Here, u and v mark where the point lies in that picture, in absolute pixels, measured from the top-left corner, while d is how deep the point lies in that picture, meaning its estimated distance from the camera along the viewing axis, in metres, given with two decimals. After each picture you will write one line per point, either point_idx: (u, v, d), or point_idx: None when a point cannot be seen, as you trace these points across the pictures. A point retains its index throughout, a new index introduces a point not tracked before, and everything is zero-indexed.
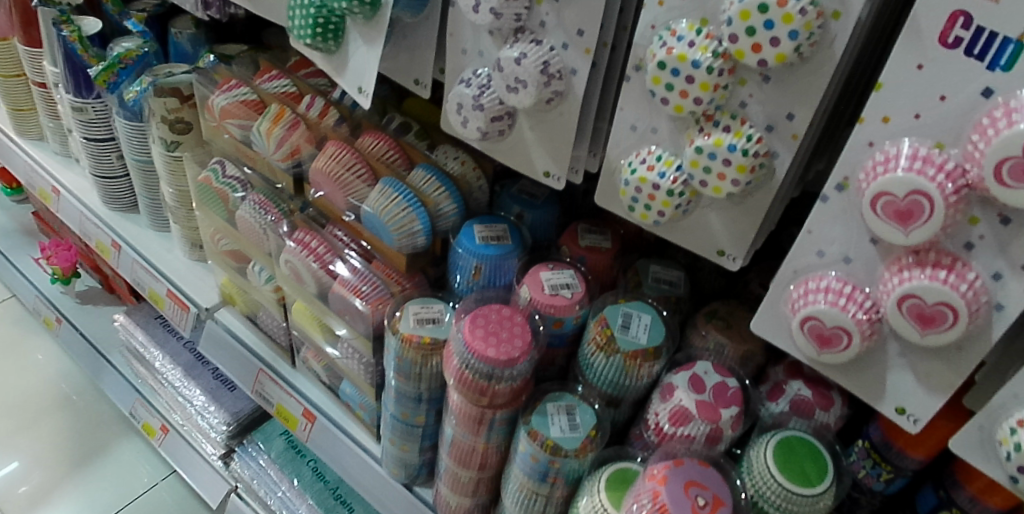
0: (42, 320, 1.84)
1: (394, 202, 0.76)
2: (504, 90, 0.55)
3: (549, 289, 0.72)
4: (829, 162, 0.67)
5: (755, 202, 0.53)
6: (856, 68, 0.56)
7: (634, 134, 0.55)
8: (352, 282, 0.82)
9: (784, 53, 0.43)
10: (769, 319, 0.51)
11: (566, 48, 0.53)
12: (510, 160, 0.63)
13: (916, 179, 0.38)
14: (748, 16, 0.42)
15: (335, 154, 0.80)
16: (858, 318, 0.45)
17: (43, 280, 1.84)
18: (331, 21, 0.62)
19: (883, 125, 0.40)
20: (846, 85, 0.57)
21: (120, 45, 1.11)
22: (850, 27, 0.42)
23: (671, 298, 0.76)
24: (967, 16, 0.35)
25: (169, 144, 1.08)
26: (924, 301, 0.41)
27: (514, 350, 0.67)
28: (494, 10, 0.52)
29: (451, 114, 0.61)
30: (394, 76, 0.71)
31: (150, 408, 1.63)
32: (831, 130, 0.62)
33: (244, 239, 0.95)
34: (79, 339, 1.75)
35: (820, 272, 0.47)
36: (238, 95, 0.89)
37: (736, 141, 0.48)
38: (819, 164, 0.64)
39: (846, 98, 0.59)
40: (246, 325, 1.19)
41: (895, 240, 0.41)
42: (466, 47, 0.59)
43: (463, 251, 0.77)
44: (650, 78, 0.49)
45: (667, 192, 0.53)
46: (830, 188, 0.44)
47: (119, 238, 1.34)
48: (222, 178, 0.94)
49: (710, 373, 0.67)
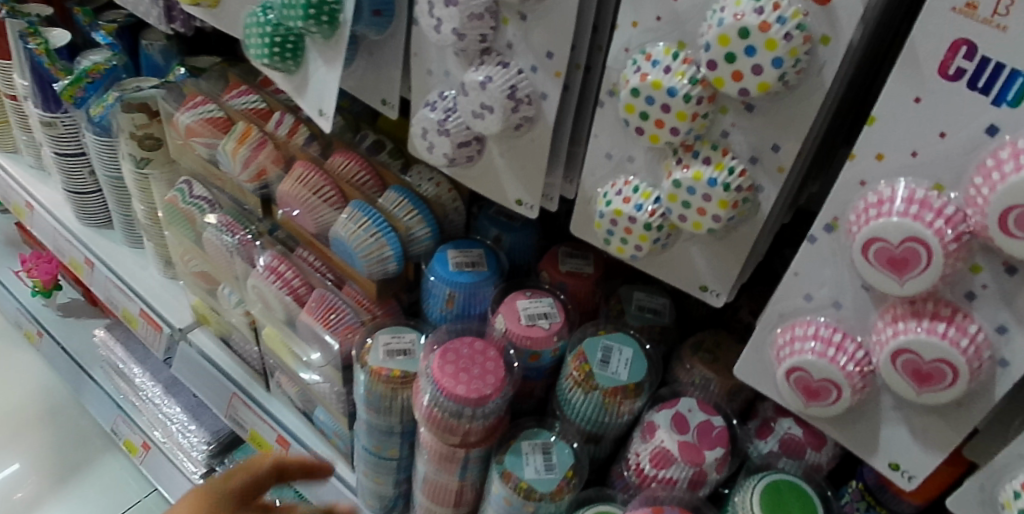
0: (25, 332, 1.78)
1: (363, 226, 0.72)
2: (470, 115, 0.51)
3: (526, 319, 0.68)
4: (823, 186, 0.63)
5: (740, 236, 0.49)
6: (853, 89, 0.52)
7: (610, 162, 0.51)
8: (321, 309, 0.78)
9: (767, 82, 0.39)
10: (753, 364, 0.48)
11: (535, 71, 0.49)
12: (481, 187, 0.59)
13: (912, 225, 0.34)
14: (727, 42, 0.39)
15: (303, 176, 0.76)
16: (849, 370, 0.41)
17: (25, 292, 1.76)
18: (289, 38, 0.59)
19: (877, 162, 0.36)
20: (842, 107, 0.53)
21: (88, 59, 1.07)
22: (840, 53, 0.38)
23: (655, 328, 0.72)
24: (970, 46, 0.32)
25: (138, 161, 1.03)
26: (921, 356, 0.38)
27: (486, 387, 0.63)
28: (457, 31, 0.48)
29: (417, 139, 0.57)
30: (361, 95, 0.67)
31: (133, 424, 1.56)
32: (828, 153, 0.57)
33: (213, 261, 0.91)
34: (59, 353, 1.69)
35: (808, 317, 0.43)
36: (203, 112, 0.85)
37: (716, 174, 0.44)
38: (812, 188, 0.60)
39: (844, 120, 0.55)
40: (219, 347, 1.14)
41: (889, 289, 0.37)
42: (431, 68, 0.55)
43: (436, 279, 0.72)
44: (624, 106, 0.45)
45: (645, 226, 0.49)
46: (819, 228, 0.40)
47: (92, 255, 1.30)
48: (188, 199, 0.90)
49: (694, 411, 0.63)
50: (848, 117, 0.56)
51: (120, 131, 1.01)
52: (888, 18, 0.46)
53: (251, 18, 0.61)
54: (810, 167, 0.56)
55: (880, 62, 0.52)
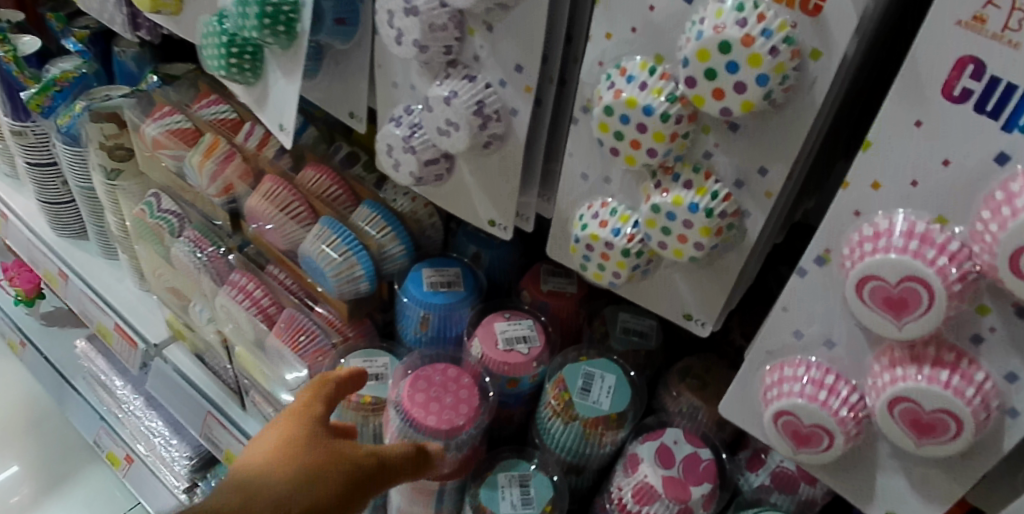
0: (7, 342, 1.70)
1: (332, 245, 0.69)
2: (436, 132, 0.48)
3: (503, 344, 0.65)
4: (821, 202, 0.58)
5: (725, 263, 0.45)
6: (857, 100, 0.48)
7: (586, 183, 0.47)
8: (289, 331, 0.74)
9: (751, 101, 0.35)
10: (739, 403, 0.44)
11: (504, 85, 0.45)
12: (451, 206, 0.55)
13: (912, 263, 0.31)
14: (707, 56, 0.35)
15: (270, 191, 0.73)
16: (842, 416, 0.38)
17: (7, 300, 1.65)
18: (247, 49, 0.55)
19: (873, 191, 0.33)
20: (845, 119, 0.48)
21: (57, 67, 1.04)
22: (832, 69, 0.35)
23: (640, 352, 0.68)
24: (977, 64, 0.28)
25: (109, 172, 0.97)
26: (921, 406, 0.34)
27: (458, 417, 0.60)
28: (418, 42, 0.44)
29: (383, 156, 0.53)
30: (328, 107, 0.63)
31: (116, 436, 1.49)
32: (826, 168, 0.52)
33: (182, 277, 0.87)
34: (42, 362, 1.61)
35: (798, 356, 0.40)
36: (170, 123, 0.81)
37: (698, 199, 0.41)
38: (808, 203, 0.54)
39: (844, 131, 0.50)
40: (196, 364, 1.10)
41: (885, 332, 0.33)
42: (397, 80, 0.52)
43: (409, 300, 0.69)
44: (597, 124, 0.41)
45: (623, 252, 0.46)
46: (809, 260, 0.37)
47: (67, 267, 1.26)
48: (156, 213, 0.86)
49: (680, 443, 0.59)
50: (848, 129, 0.51)
51: (90, 141, 0.97)
52: (893, 21, 0.41)
53: (208, 27, 0.57)
54: (806, 183, 0.51)
55: (883, 70, 0.47)
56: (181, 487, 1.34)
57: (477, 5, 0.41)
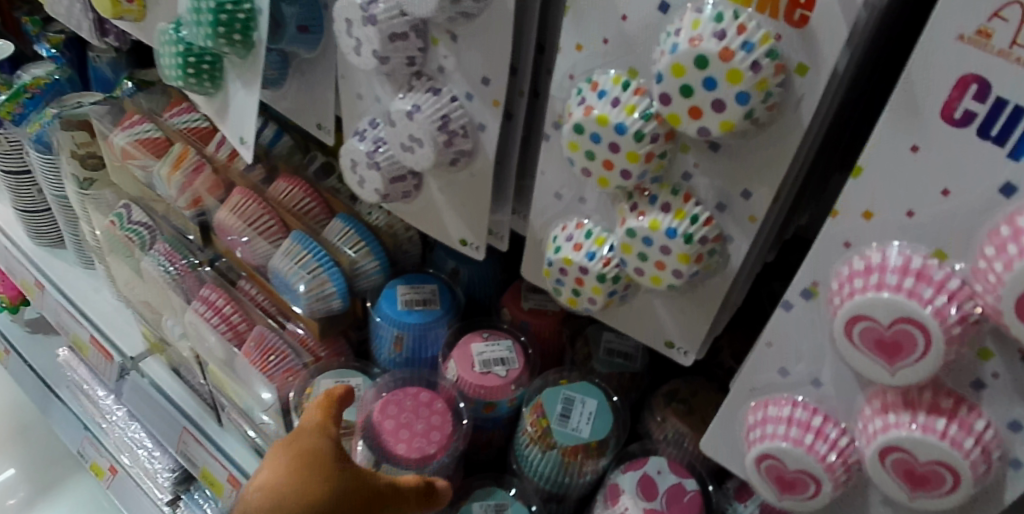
0: None
1: (302, 261, 0.66)
2: (399, 148, 0.45)
3: (480, 366, 0.61)
4: (817, 216, 0.53)
5: (707, 290, 0.42)
6: (857, 108, 0.43)
7: (560, 203, 0.44)
8: (257, 351, 0.70)
9: (730, 121, 0.33)
10: (723, 440, 0.41)
11: (471, 98, 0.42)
12: (421, 224, 0.52)
13: (906, 304, 0.29)
14: (682, 72, 0.33)
15: (238, 205, 0.70)
16: (830, 461, 0.35)
17: None
18: (204, 58, 0.52)
19: (865, 221, 0.31)
20: (844, 130, 0.44)
21: (29, 72, 1.03)
22: (821, 86, 0.32)
23: (625, 375, 0.65)
24: (982, 84, 0.26)
25: (81, 182, 0.95)
26: (915, 456, 0.31)
27: (429, 446, 0.57)
28: (377, 53, 0.41)
29: (348, 172, 0.50)
30: (296, 118, 0.60)
31: (99, 446, 1.40)
32: (821, 181, 0.48)
33: (153, 291, 0.83)
34: (25, 369, 1.53)
35: (783, 394, 0.37)
36: (139, 132, 0.78)
37: (676, 224, 0.38)
38: (802, 218, 0.49)
39: (841, 141, 0.45)
40: (173, 378, 1.07)
41: (876, 376, 0.31)
42: (361, 91, 0.48)
43: (382, 319, 0.65)
44: (567, 143, 0.39)
45: (598, 277, 0.42)
46: (795, 293, 0.34)
47: (44, 277, 1.23)
48: (127, 225, 0.82)
49: (664, 473, 0.56)
50: (847, 140, 0.46)
51: (61, 149, 0.94)
52: (891, 19, 0.37)
53: (165, 35, 0.54)
54: (801, 199, 0.46)
55: (884, 73, 0.43)
56: (163, 499, 1.27)
57: (438, 14, 0.38)
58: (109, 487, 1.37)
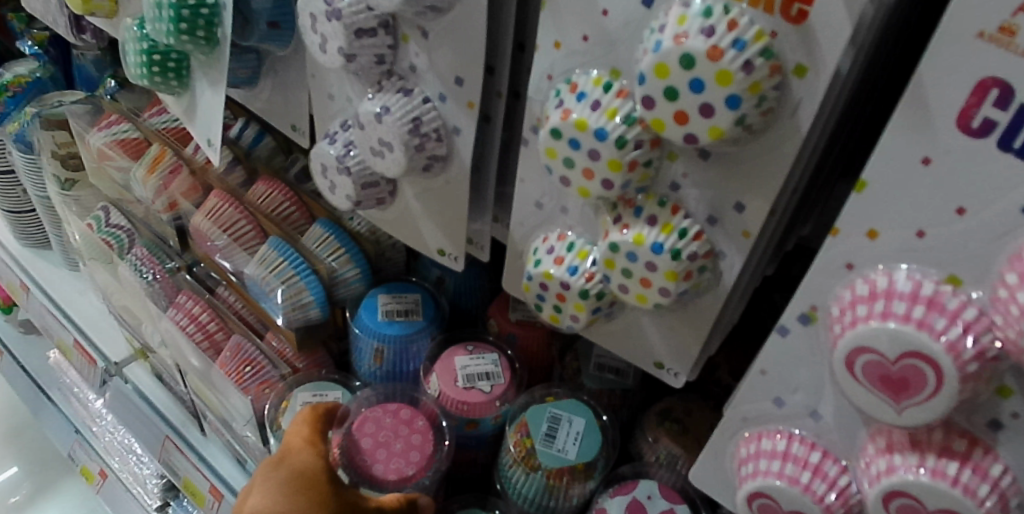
0: None
1: (278, 269, 0.63)
2: (370, 153, 0.42)
3: (463, 381, 0.58)
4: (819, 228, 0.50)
5: (698, 309, 0.39)
6: (863, 113, 0.40)
7: (541, 212, 0.41)
8: (232, 363, 0.68)
9: (719, 127, 0.30)
10: (714, 472, 0.38)
11: (444, 100, 0.39)
12: (398, 234, 0.49)
13: (915, 335, 0.26)
14: (666, 72, 0.30)
15: (214, 209, 0.67)
16: (828, 502, 0.32)
17: None
18: (171, 55, 0.50)
19: (868, 241, 0.28)
20: (848, 137, 0.41)
21: (12, 71, 1.01)
22: (820, 90, 0.29)
23: (616, 391, 0.62)
24: (1003, 88, 0.23)
25: (63, 182, 0.92)
26: (923, 504, 0.28)
27: (408, 467, 0.54)
28: (343, 50, 0.38)
29: (318, 178, 0.47)
30: (271, 119, 0.57)
31: (89, 449, 1.35)
32: (824, 191, 0.44)
33: (130, 297, 0.80)
34: (20, 372, 1.49)
35: (779, 427, 0.34)
36: (116, 132, 0.75)
37: (663, 238, 0.35)
38: (804, 229, 0.46)
39: (847, 147, 0.42)
40: (158, 385, 1.04)
41: (882, 416, 0.28)
42: (332, 92, 0.45)
43: (362, 331, 0.62)
44: (544, 149, 0.36)
45: (580, 294, 0.39)
46: (792, 318, 0.32)
47: (29, 279, 1.20)
48: (104, 227, 0.79)
49: (654, 498, 0.53)
50: (853, 146, 0.42)
51: (42, 150, 0.92)
52: (901, 16, 0.33)
53: (129, 31, 0.52)
54: (801, 210, 0.43)
55: (893, 75, 0.39)
56: (153, 505, 1.23)
57: (404, 8, 0.35)
58: (98, 491, 1.32)
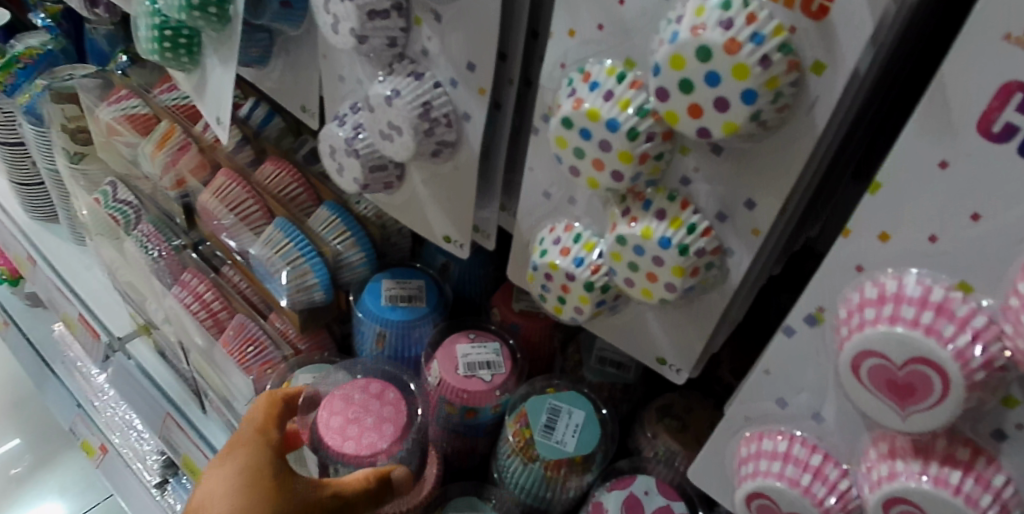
0: None
1: (283, 250, 0.63)
2: (378, 136, 0.41)
3: (464, 369, 0.58)
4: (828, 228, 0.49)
5: (704, 305, 0.39)
6: (878, 114, 0.39)
7: (548, 202, 0.41)
8: (234, 342, 0.68)
9: (734, 121, 0.30)
10: (713, 470, 0.38)
11: (455, 85, 0.39)
12: (404, 218, 0.49)
13: (923, 341, 0.25)
14: (682, 64, 0.30)
15: (221, 187, 0.67)
16: (827, 506, 0.31)
17: None
18: (182, 31, 0.49)
19: (880, 244, 0.28)
20: (862, 138, 0.40)
21: (24, 41, 1.01)
22: (838, 88, 0.29)
23: (617, 385, 0.61)
24: None
25: (72, 155, 0.92)
26: (923, 511, 0.27)
27: (381, 440, 0.52)
28: (355, 32, 0.38)
29: (326, 159, 0.47)
30: (281, 99, 0.57)
31: (90, 424, 1.36)
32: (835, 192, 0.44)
33: (135, 272, 0.80)
34: (24, 345, 1.49)
35: (780, 428, 0.34)
36: (126, 108, 0.75)
37: (671, 232, 0.35)
38: (813, 229, 0.46)
39: (859, 149, 0.41)
40: (161, 362, 1.05)
41: (886, 421, 0.28)
42: (343, 74, 0.45)
43: (364, 315, 0.62)
44: (555, 138, 0.36)
45: (585, 286, 0.39)
46: (799, 319, 0.31)
47: (35, 251, 1.21)
48: (111, 203, 0.79)
49: (652, 494, 0.53)
50: (868, 148, 0.42)
51: (52, 123, 0.92)
52: (922, 16, 0.33)
53: (140, 6, 0.51)
54: (809, 211, 0.43)
55: (913, 75, 0.39)
56: (152, 481, 1.23)
57: None
58: (99, 465, 1.33)
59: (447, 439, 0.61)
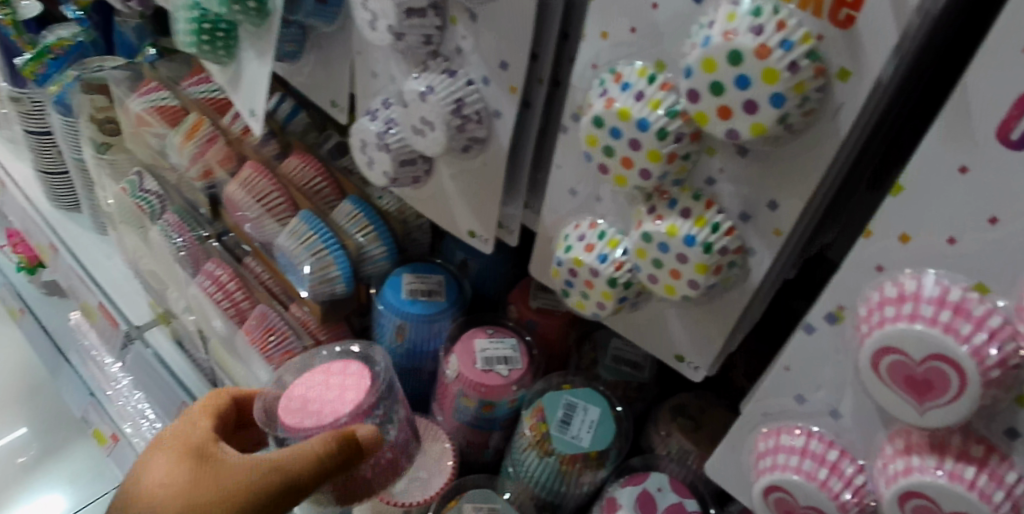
0: (6, 309, 1.63)
1: (308, 242, 0.64)
2: (411, 131, 0.42)
3: (482, 364, 0.59)
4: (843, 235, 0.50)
5: (723, 304, 0.40)
6: (895, 124, 0.40)
7: (574, 200, 0.42)
8: (257, 331, 0.69)
9: (762, 124, 0.31)
10: (729, 465, 0.39)
11: (487, 83, 0.40)
12: (430, 213, 0.50)
13: (940, 339, 0.26)
14: (714, 67, 0.31)
15: (248, 179, 0.68)
16: (843, 500, 0.32)
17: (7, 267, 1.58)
18: (220, 25, 0.50)
19: (900, 245, 0.28)
20: (878, 148, 0.41)
21: (55, 33, 1.03)
22: (862, 94, 0.30)
23: (631, 384, 0.62)
24: None
25: (99, 145, 0.94)
26: (938, 505, 0.28)
27: (343, 407, 0.49)
28: (393, 29, 0.39)
29: (356, 153, 0.48)
30: (311, 94, 0.58)
31: (103, 413, 1.38)
32: (850, 201, 0.45)
33: (159, 261, 0.81)
34: (41, 333, 1.52)
35: (797, 424, 0.35)
36: (155, 99, 0.77)
37: (695, 231, 0.36)
38: (827, 236, 0.47)
39: (875, 158, 0.42)
40: (178, 351, 1.06)
41: (903, 416, 0.29)
42: (376, 70, 0.46)
43: (385, 307, 0.63)
44: (585, 136, 0.37)
45: (609, 282, 0.40)
46: (819, 317, 0.32)
47: (57, 239, 1.23)
48: (137, 192, 0.81)
49: (665, 491, 0.54)
50: (884, 158, 0.42)
51: (80, 113, 0.94)
52: (943, 29, 0.33)
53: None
54: (824, 217, 0.43)
55: (931, 89, 0.39)
56: None
57: None
58: (111, 453, 1.35)
59: (463, 432, 0.62)
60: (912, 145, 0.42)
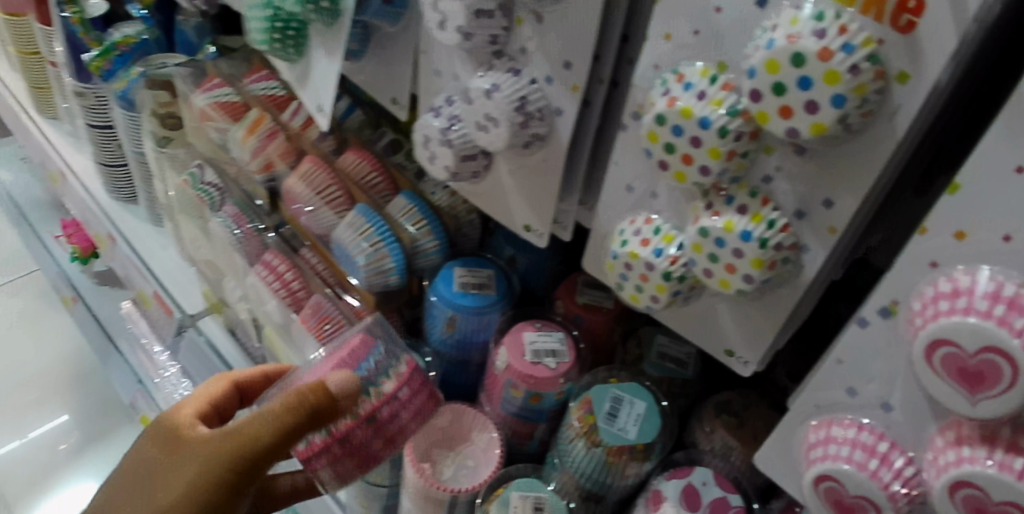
0: (63, 298, 1.85)
1: (364, 234, 0.66)
2: (475, 126, 0.44)
3: (530, 356, 0.60)
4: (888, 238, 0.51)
5: (775, 300, 0.41)
6: (944, 131, 0.40)
7: (630, 196, 0.43)
8: (314, 318, 0.71)
9: (822, 123, 0.32)
10: (779, 456, 0.40)
11: (550, 82, 0.42)
12: (486, 207, 0.51)
13: (994, 332, 0.27)
14: (776, 68, 0.32)
15: (308, 173, 0.71)
16: (893, 490, 0.33)
17: (65, 257, 1.66)
18: (291, 24, 0.52)
19: (955, 242, 0.29)
20: (925, 154, 0.41)
21: (120, 30, 1.07)
22: (921, 96, 0.31)
23: (676, 381, 0.64)
24: None
25: (160, 139, 0.98)
26: (989, 495, 0.29)
27: (334, 365, 0.53)
28: (461, 29, 0.41)
29: (418, 148, 0.50)
30: (372, 92, 0.61)
31: (151, 400, 1.43)
32: (896, 205, 0.45)
33: (217, 252, 0.85)
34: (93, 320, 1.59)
35: (848, 416, 0.35)
36: (219, 95, 0.79)
37: (752, 227, 0.37)
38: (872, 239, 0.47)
39: (922, 164, 0.42)
40: (229, 340, 1.10)
41: (955, 407, 0.30)
42: (440, 68, 0.48)
43: (437, 299, 0.65)
44: (646, 134, 0.38)
45: (663, 275, 0.41)
46: (872, 311, 0.33)
47: (115, 229, 1.28)
48: (199, 185, 0.84)
49: (709, 485, 0.55)
50: (932, 164, 0.43)
51: (143, 107, 0.98)
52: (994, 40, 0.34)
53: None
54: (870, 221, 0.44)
55: (982, 96, 0.40)
56: None
57: None
58: None
59: (511, 423, 0.64)
60: (961, 153, 0.42)
